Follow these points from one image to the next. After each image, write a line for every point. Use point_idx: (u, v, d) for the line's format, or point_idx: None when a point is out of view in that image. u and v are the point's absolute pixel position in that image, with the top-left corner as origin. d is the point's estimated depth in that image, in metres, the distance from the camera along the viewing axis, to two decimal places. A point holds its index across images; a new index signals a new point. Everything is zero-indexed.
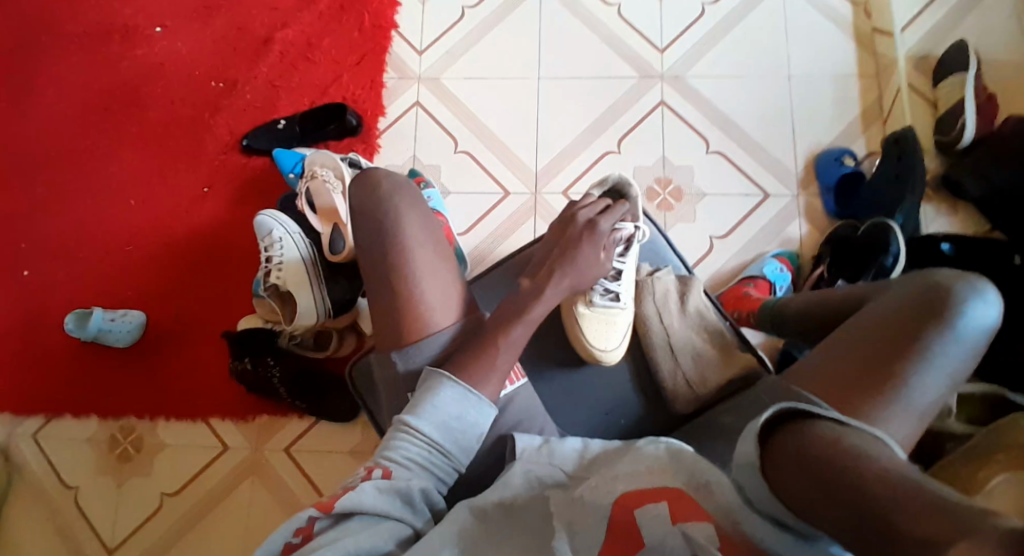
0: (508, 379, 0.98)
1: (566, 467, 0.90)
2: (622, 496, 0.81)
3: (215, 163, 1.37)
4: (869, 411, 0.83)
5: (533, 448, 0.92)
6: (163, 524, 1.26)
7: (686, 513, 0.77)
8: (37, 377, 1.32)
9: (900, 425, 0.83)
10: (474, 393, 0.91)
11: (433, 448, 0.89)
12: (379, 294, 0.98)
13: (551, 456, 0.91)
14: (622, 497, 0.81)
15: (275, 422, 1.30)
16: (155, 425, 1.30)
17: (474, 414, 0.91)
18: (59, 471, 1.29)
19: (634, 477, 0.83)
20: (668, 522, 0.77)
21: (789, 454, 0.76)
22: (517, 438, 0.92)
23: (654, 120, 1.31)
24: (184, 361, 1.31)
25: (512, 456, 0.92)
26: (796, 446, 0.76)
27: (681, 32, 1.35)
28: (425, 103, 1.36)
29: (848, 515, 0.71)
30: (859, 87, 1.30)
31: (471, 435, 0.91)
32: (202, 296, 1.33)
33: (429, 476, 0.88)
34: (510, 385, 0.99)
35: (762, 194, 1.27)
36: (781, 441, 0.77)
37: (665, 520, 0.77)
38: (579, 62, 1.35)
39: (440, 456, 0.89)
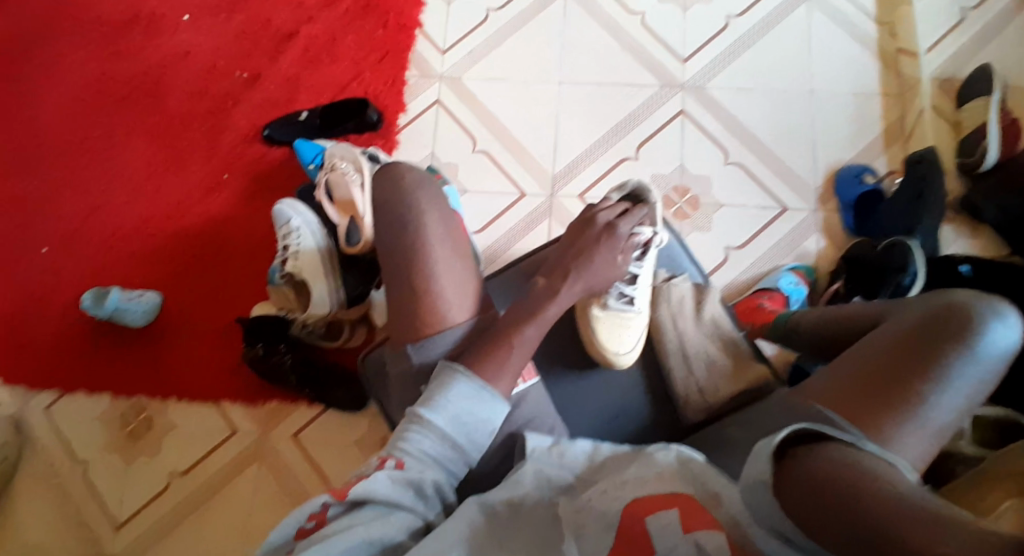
0: (519, 378, 1.00)
1: (575, 469, 0.90)
2: (632, 504, 0.81)
3: (236, 151, 1.39)
4: (884, 428, 0.83)
5: (544, 448, 0.91)
6: (169, 504, 1.27)
7: (697, 522, 0.77)
8: (51, 352, 1.33)
9: (914, 444, 0.83)
10: (488, 389, 0.92)
11: (445, 441, 0.89)
12: (396, 287, 0.99)
13: (561, 456, 0.91)
14: (631, 505, 0.81)
15: (284, 409, 1.31)
16: (166, 406, 1.31)
17: (486, 410, 0.92)
18: (69, 447, 1.30)
19: (644, 480, 0.84)
20: (679, 530, 0.77)
21: (798, 479, 0.77)
22: (528, 438, 0.92)
23: (674, 129, 1.32)
24: (198, 345, 1.32)
25: (521, 456, 0.92)
26: (805, 471, 0.77)
27: (704, 43, 1.35)
28: (446, 102, 1.37)
29: (851, 537, 0.73)
30: (880, 106, 1.30)
31: (483, 430, 0.92)
32: (218, 282, 1.34)
33: (441, 469, 0.89)
34: (521, 384, 1.01)
35: (780, 207, 1.27)
36: (790, 464, 0.78)
37: (676, 529, 0.77)
38: (601, 68, 1.35)
39: (452, 450, 0.90)
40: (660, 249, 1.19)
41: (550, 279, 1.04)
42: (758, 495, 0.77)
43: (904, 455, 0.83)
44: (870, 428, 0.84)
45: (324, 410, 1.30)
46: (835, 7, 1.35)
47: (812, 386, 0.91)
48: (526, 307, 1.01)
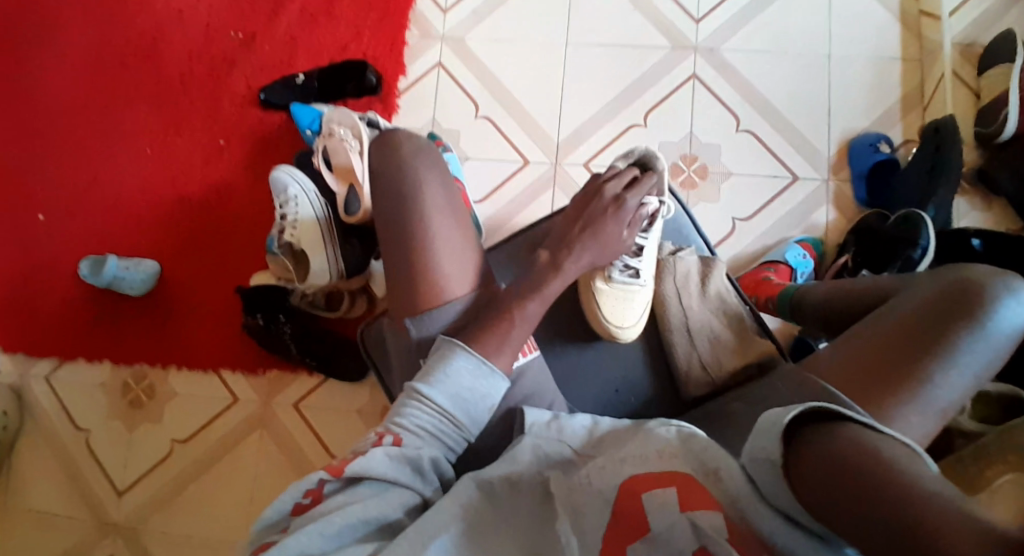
0: (520, 353, 0.97)
1: (573, 443, 0.89)
2: (630, 480, 0.80)
3: (233, 114, 1.35)
4: (888, 408, 0.81)
5: (542, 424, 0.90)
6: (172, 471, 1.27)
7: (695, 501, 0.76)
8: (51, 319, 1.32)
9: (919, 423, 0.81)
10: (487, 364, 0.90)
11: (443, 417, 0.88)
12: (395, 259, 0.97)
13: (560, 432, 0.90)
14: (628, 481, 0.80)
15: (284, 377, 1.30)
16: (166, 374, 1.31)
17: (486, 385, 0.90)
18: (71, 414, 1.30)
19: (644, 460, 0.82)
20: (677, 508, 0.75)
21: (814, 461, 0.73)
22: (527, 413, 0.91)
23: (684, 94, 1.27)
24: (196, 313, 1.31)
25: (520, 430, 0.91)
26: (820, 452, 0.73)
27: (718, 4, 1.30)
28: (447, 65, 1.32)
29: (867, 524, 0.69)
30: (899, 72, 1.25)
31: (483, 406, 0.90)
32: (215, 248, 1.32)
33: (439, 445, 0.87)
34: (521, 358, 0.97)
35: (791, 176, 1.24)
36: (807, 446, 0.74)
37: (674, 506, 0.76)
38: (610, 29, 1.30)
39: (451, 425, 0.88)
40: (666, 222, 1.16)
41: (553, 253, 1.00)
42: (766, 471, 0.75)
43: (910, 434, 0.81)
44: (875, 406, 0.82)
45: (325, 379, 1.29)
46: None
47: (821, 362, 0.89)
48: (531, 282, 0.98)
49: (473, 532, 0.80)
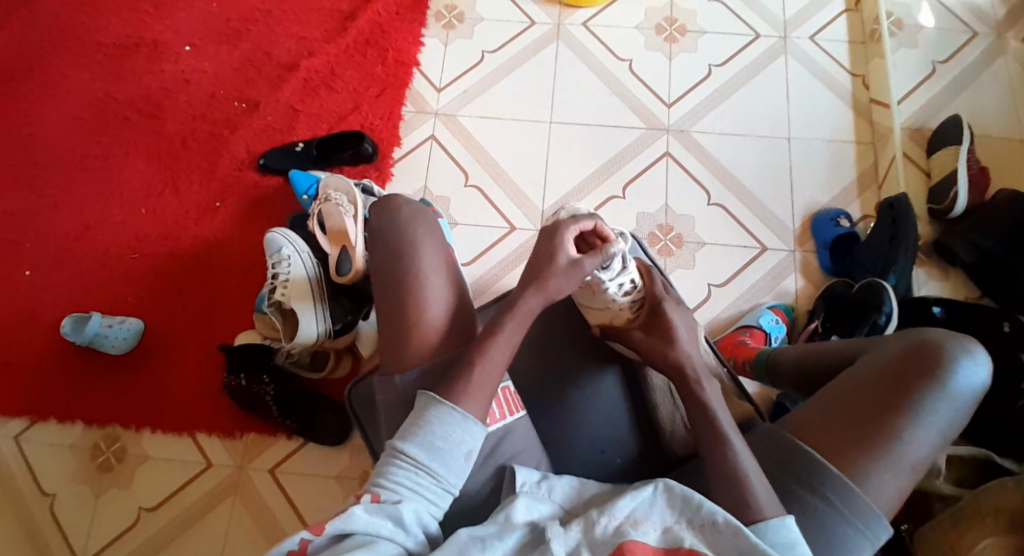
0: (501, 413, 0.91)
1: (563, 503, 0.84)
2: (625, 543, 0.75)
3: (227, 179, 1.39)
4: (857, 466, 0.85)
5: (532, 483, 0.85)
6: (138, 539, 1.23)
7: None
8: (22, 378, 1.30)
9: (888, 479, 0.85)
10: (458, 410, 0.84)
11: (420, 470, 0.82)
12: (387, 318, 0.95)
13: (550, 493, 0.84)
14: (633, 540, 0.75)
15: (262, 441, 1.28)
16: (140, 436, 1.28)
17: (459, 432, 0.84)
18: (39, 477, 1.26)
19: (648, 523, 0.78)
20: None
21: None
22: (517, 472, 0.86)
23: (659, 169, 1.36)
24: (176, 373, 1.30)
25: (510, 490, 0.85)
26: None
27: (688, 91, 1.41)
28: (439, 137, 1.40)
29: None
30: (856, 153, 1.36)
31: (460, 454, 0.83)
32: (200, 309, 1.33)
33: (421, 500, 0.81)
34: (504, 419, 0.91)
35: (760, 246, 1.31)
36: None
37: None
38: (590, 110, 1.40)
39: (429, 478, 0.82)
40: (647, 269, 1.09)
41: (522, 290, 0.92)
42: None
43: (884, 491, 0.85)
44: (850, 461, 0.86)
45: (305, 443, 1.28)
46: (812, 59, 1.42)
47: (802, 422, 0.90)
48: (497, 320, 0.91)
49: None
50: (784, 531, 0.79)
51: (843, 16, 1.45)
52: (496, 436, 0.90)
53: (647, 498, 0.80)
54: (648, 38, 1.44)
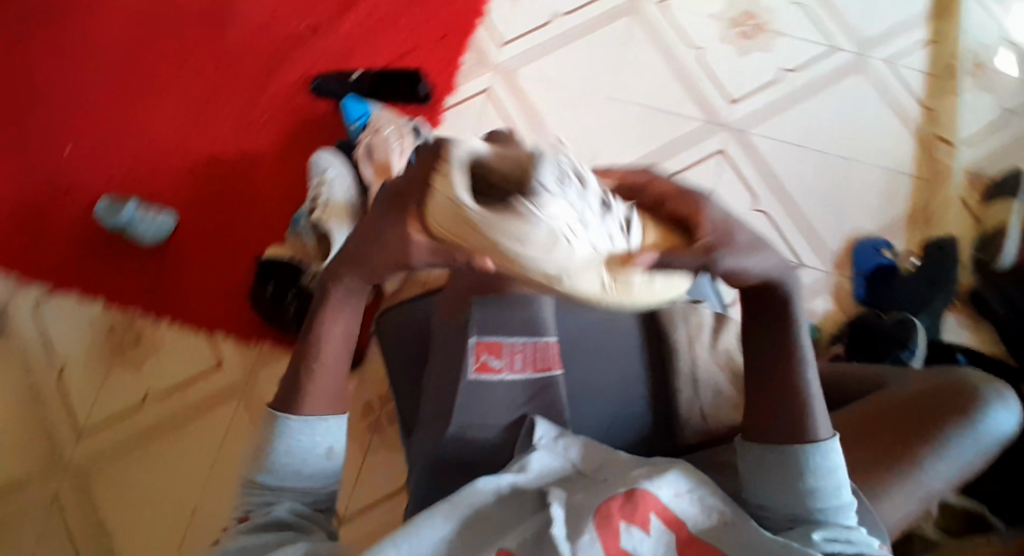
0: (540, 366, 0.97)
1: (575, 461, 0.87)
2: (638, 490, 0.78)
3: (279, 94, 1.39)
4: (875, 484, 0.86)
5: (549, 439, 0.88)
6: (143, 419, 1.28)
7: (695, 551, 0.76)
8: (49, 249, 1.31)
9: (902, 502, 0.86)
10: (298, 415, 0.80)
11: (277, 484, 0.80)
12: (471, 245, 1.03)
13: (565, 451, 0.88)
14: (639, 497, 0.78)
15: (275, 352, 1.29)
16: (157, 325, 1.30)
17: (308, 433, 0.80)
18: (49, 346, 1.29)
19: (668, 482, 0.80)
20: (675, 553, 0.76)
21: None
22: (537, 424, 0.89)
23: (710, 166, 1.35)
24: (201, 274, 1.31)
25: (527, 442, 0.90)
26: None
27: (755, 91, 1.39)
28: (495, 93, 1.39)
29: None
30: (910, 187, 1.35)
31: (317, 451, 0.81)
32: (234, 215, 1.34)
33: (290, 508, 0.79)
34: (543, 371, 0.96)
35: (796, 262, 1.31)
36: None
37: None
38: (652, 92, 1.39)
39: (292, 487, 0.80)
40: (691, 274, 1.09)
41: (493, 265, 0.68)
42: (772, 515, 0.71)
43: (896, 515, 0.86)
44: (866, 479, 0.87)
45: None
46: (885, 83, 1.40)
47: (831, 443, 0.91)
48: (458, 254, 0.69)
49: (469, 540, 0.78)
50: (830, 457, 0.80)
51: (926, 47, 1.41)
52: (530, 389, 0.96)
53: (664, 467, 0.82)
54: (724, 30, 1.42)
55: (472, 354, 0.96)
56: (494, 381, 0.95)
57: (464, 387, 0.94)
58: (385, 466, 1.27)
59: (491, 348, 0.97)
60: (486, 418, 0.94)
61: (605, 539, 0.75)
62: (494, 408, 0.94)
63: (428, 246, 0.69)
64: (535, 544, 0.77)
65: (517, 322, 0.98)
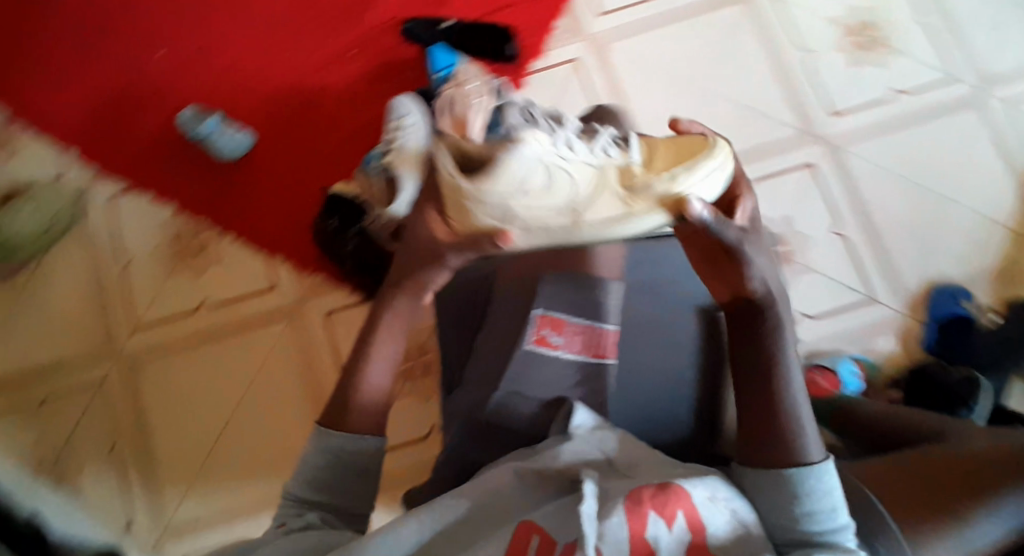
0: (598, 352, 0.96)
1: (610, 453, 0.86)
2: (672, 485, 0.78)
3: (369, 30, 1.38)
4: (921, 531, 0.83)
5: (586, 429, 0.88)
6: (196, 324, 1.33)
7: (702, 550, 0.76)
8: (133, 150, 1.37)
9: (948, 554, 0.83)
10: (340, 433, 0.85)
11: (315, 500, 0.83)
12: None
13: (601, 443, 0.87)
14: (657, 487, 0.78)
15: (328, 285, 1.32)
16: (221, 239, 1.34)
17: (350, 449, 0.85)
18: (120, 241, 1.35)
19: (704, 483, 0.79)
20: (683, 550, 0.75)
21: None
22: (575, 411, 0.88)
23: (796, 178, 1.30)
24: (268, 196, 1.34)
25: (562, 428, 0.89)
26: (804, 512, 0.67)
27: (860, 107, 1.31)
28: (584, 64, 1.36)
29: None
30: (1004, 238, 1.26)
31: (356, 468, 0.85)
32: (309, 144, 1.36)
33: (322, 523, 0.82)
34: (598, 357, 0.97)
35: (867, 295, 1.26)
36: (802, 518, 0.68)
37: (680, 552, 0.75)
38: (749, 88, 1.33)
39: (329, 506, 0.83)
40: None
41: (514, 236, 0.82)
42: None
43: None
44: (912, 522, 0.84)
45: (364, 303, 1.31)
46: (1000, 122, 1.30)
47: (881, 482, 0.89)
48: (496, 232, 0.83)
49: (488, 513, 0.82)
50: (824, 481, 0.79)
51: None
52: (584, 373, 0.96)
53: (703, 472, 0.82)
54: (838, 36, 1.34)
55: (533, 326, 0.96)
56: (550, 356, 0.96)
57: (520, 356, 0.95)
58: (416, 416, 1.29)
59: (554, 323, 0.97)
60: (535, 392, 0.95)
61: (626, 525, 0.76)
62: (542, 384, 0.95)
63: (453, 240, 0.85)
64: (562, 518, 0.78)
65: (582, 303, 0.97)
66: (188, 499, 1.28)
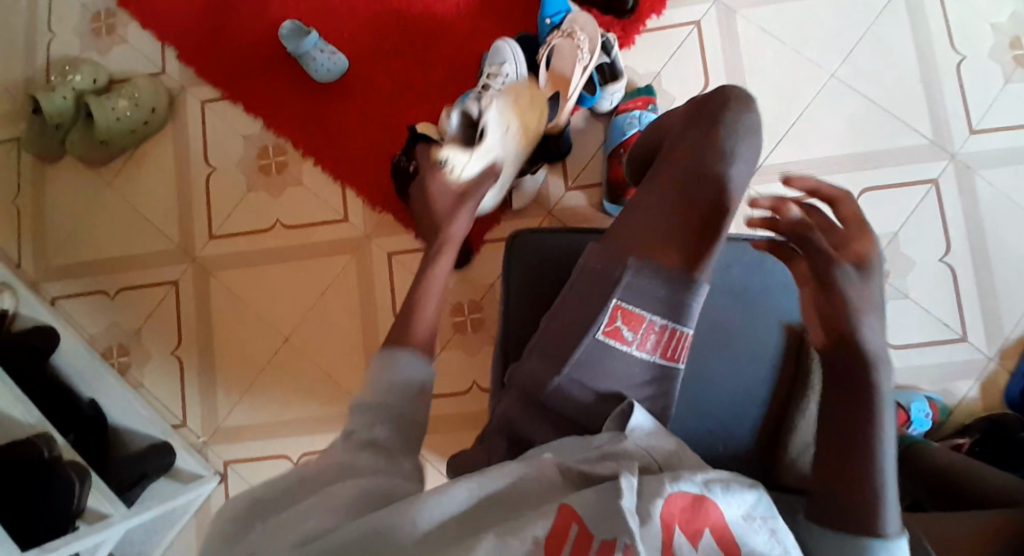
0: (663, 353, 0.82)
1: (655, 455, 0.75)
2: (706, 497, 0.68)
3: None
4: None
5: (643, 435, 0.77)
6: (263, 244, 1.34)
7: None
8: (231, 57, 1.37)
9: None
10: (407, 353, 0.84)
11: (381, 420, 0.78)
12: (650, 196, 0.86)
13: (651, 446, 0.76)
14: (691, 501, 0.68)
15: (396, 226, 1.30)
16: (302, 162, 1.34)
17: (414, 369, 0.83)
18: (207, 147, 1.37)
19: (739, 495, 0.69)
20: None
21: None
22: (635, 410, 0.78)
23: (917, 192, 1.20)
24: (353, 124, 1.33)
25: (614, 425, 0.79)
26: None
27: (1002, 128, 1.20)
28: (704, 28, 1.26)
29: None
30: None
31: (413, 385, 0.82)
32: (401, 76, 1.33)
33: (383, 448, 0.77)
34: (661, 359, 0.82)
35: (961, 334, 1.17)
36: None
37: None
38: (880, 82, 1.23)
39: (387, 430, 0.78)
40: None
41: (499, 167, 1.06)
42: None
43: None
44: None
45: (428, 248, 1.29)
46: None
47: (935, 528, 0.83)
48: (483, 183, 1.03)
49: (530, 493, 0.71)
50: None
51: None
52: (650, 376, 0.83)
53: (748, 480, 0.71)
54: (998, 45, 1.22)
55: (607, 316, 0.82)
56: (618, 352, 0.82)
57: (585, 345, 0.82)
58: (461, 367, 1.27)
59: (629, 317, 0.82)
60: (595, 383, 0.82)
61: (657, 525, 0.66)
62: (605, 376, 0.82)
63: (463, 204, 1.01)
64: (603, 504, 0.67)
65: (656, 296, 0.82)
66: (238, 408, 1.31)
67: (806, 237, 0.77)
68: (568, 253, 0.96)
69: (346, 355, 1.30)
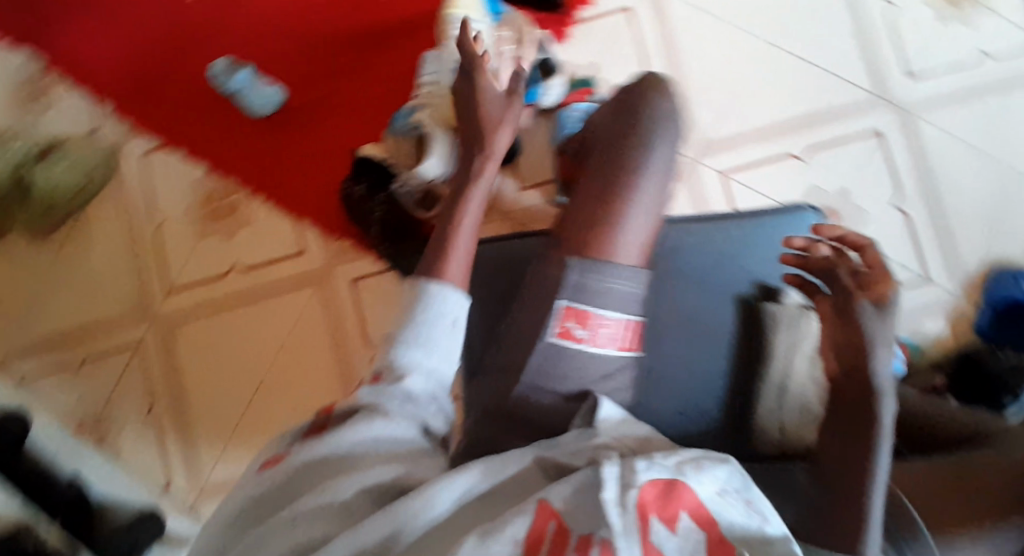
0: (624, 344, 0.83)
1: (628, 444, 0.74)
2: (678, 480, 0.67)
3: None
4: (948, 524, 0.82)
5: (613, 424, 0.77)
6: (223, 290, 1.32)
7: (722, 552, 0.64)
8: (164, 105, 1.35)
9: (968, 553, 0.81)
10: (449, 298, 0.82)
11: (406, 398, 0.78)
12: (588, 196, 0.87)
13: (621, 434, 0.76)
14: (661, 485, 0.66)
15: (353, 252, 1.29)
16: (252, 201, 1.33)
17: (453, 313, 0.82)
18: (152, 199, 1.35)
19: (712, 472, 0.70)
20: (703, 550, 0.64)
21: None
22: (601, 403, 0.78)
23: (863, 143, 1.21)
24: (297, 156, 1.32)
25: (584, 421, 0.78)
26: None
27: (939, 71, 1.22)
28: (634, 12, 1.26)
29: None
30: None
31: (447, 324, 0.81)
32: (339, 103, 1.33)
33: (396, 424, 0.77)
34: (620, 351, 0.82)
35: (923, 275, 1.18)
36: None
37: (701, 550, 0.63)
38: (814, 41, 1.24)
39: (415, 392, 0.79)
40: None
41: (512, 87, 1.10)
42: None
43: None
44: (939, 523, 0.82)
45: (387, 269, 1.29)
46: None
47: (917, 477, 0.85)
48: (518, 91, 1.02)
49: (519, 486, 0.72)
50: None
51: None
52: (610, 370, 0.82)
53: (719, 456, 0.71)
54: None
55: (556, 318, 0.81)
56: (574, 352, 0.81)
57: (540, 348, 0.81)
58: None
59: (580, 315, 0.81)
60: (556, 385, 0.82)
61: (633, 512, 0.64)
62: (561, 377, 0.81)
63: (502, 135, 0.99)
64: (575, 503, 0.67)
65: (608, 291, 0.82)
66: (221, 461, 1.29)
67: (828, 273, 0.89)
68: (520, 257, 0.96)
69: (321, 389, 1.28)
